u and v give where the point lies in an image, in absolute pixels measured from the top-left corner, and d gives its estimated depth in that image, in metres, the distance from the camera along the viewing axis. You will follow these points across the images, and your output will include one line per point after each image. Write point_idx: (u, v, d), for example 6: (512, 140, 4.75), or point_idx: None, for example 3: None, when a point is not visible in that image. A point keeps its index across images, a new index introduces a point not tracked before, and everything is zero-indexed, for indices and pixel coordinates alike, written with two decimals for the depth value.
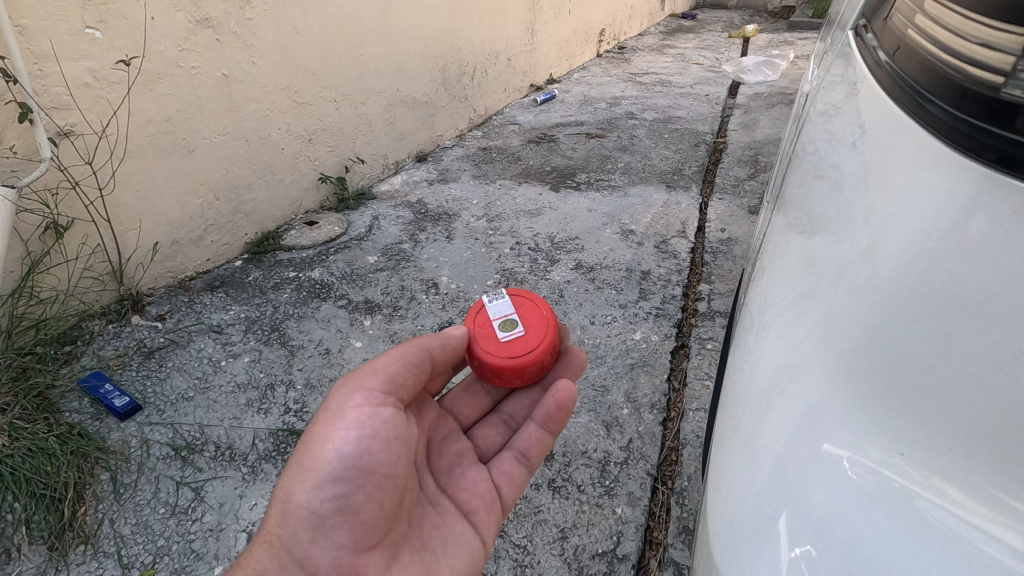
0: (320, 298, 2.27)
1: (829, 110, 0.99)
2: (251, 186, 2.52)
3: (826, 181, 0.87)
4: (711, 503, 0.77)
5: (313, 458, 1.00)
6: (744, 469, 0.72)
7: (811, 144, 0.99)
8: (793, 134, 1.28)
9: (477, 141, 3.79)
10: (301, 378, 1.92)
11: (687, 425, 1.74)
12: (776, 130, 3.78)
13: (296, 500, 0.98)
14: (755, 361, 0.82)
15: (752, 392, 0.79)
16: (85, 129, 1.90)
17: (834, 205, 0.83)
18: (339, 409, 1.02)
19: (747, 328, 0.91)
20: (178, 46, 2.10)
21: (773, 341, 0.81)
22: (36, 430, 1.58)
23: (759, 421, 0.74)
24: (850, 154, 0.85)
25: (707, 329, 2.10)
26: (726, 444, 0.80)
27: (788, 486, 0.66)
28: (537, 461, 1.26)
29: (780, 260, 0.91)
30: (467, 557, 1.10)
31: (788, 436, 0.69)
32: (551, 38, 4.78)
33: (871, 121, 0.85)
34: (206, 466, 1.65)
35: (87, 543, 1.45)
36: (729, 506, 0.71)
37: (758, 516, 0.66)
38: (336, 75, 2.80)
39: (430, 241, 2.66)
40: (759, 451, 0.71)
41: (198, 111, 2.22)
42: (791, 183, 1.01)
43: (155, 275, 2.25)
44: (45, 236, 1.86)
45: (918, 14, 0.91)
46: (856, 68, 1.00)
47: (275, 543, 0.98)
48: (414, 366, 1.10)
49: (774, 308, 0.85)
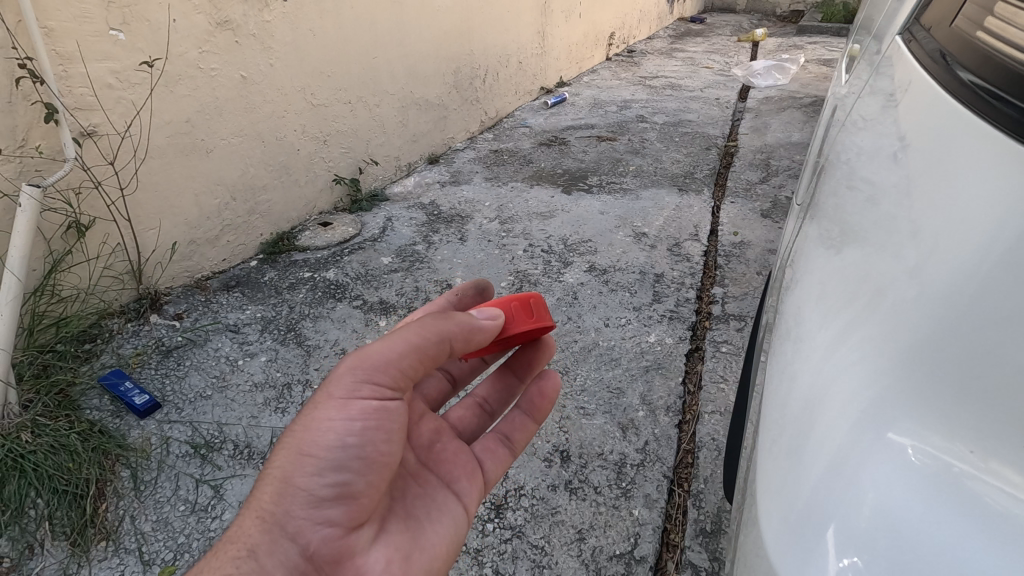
0: (335, 298, 2.29)
1: (866, 121, 1.03)
2: (267, 187, 2.54)
3: (860, 194, 0.89)
4: (748, 512, 0.75)
5: (313, 444, 0.86)
6: (794, 469, 0.70)
7: (848, 154, 1.01)
8: (822, 141, 1.29)
9: (489, 143, 3.80)
10: (318, 377, 1.93)
11: (703, 427, 1.75)
12: (787, 134, 3.78)
13: (294, 483, 0.86)
14: (793, 367, 0.82)
15: (791, 397, 0.78)
16: (108, 129, 1.92)
17: (873, 217, 0.84)
18: (343, 396, 0.87)
19: (780, 338, 0.91)
20: (198, 48, 2.13)
21: (812, 348, 0.80)
22: (58, 427, 1.60)
23: (810, 420, 0.73)
24: (890, 165, 0.87)
25: (721, 332, 2.11)
26: (763, 450, 0.78)
27: (836, 494, 0.64)
28: (520, 444, 1.23)
29: (813, 271, 0.91)
30: (454, 531, 1.04)
31: (835, 443, 0.68)
32: (561, 42, 4.80)
33: (911, 134, 0.87)
34: (224, 464, 1.66)
35: (108, 539, 1.46)
36: (780, 503, 0.69)
37: (802, 524, 0.64)
38: (352, 77, 2.83)
39: (443, 242, 2.67)
40: (803, 456, 0.70)
41: (217, 112, 2.25)
42: (823, 195, 1.03)
43: (172, 275, 2.27)
44: (67, 235, 1.88)
45: (988, 19, 0.91)
46: (908, 74, 1.01)
47: (268, 520, 0.86)
48: (429, 358, 0.92)
49: (811, 317, 0.84)
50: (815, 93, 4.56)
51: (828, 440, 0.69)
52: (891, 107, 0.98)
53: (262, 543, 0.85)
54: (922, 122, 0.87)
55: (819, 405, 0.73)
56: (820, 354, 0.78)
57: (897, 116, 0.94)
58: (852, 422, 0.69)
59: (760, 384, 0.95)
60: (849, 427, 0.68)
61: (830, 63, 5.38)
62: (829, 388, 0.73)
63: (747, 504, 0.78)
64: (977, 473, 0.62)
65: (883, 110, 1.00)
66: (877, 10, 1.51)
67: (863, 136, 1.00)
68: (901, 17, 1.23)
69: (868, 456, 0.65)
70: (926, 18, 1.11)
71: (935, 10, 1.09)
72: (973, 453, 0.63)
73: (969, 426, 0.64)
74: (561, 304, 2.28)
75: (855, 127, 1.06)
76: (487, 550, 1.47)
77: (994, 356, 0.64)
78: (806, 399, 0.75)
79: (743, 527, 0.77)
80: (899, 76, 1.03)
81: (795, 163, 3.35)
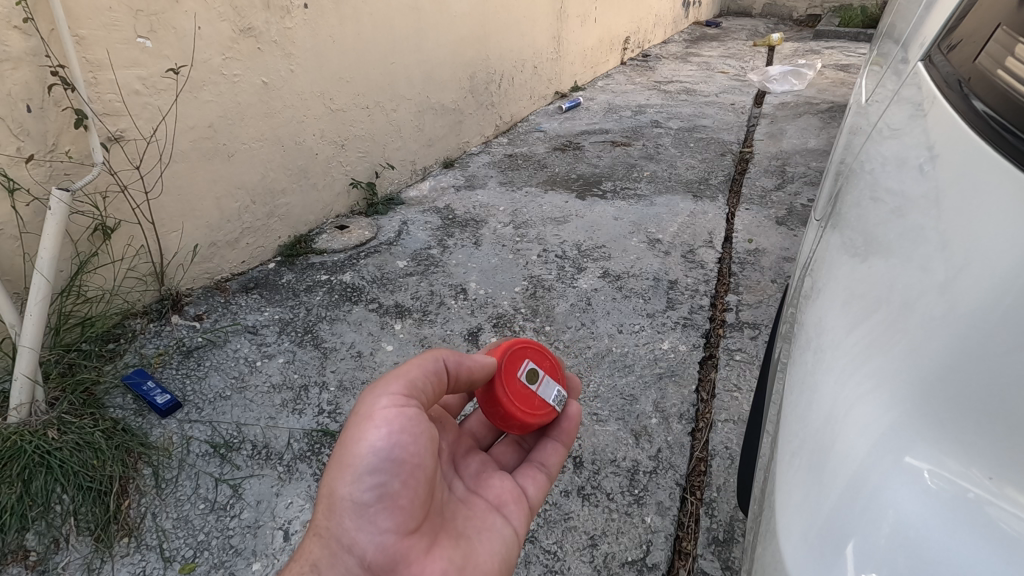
0: (352, 301, 2.32)
1: (892, 130, 1.03)
2: (285, 191, 2.58)
3: (885, 204, 0.90)
4: (766, 519, 0.76)
5: (351, 457, 0.94)
6: (815, 479, 0.71)
7: (871, 164, 1.01)
8: (843, 151, 1.30)
9: (503, 148, 3.82)
10: (334, 379, 1.97)
11: (716, 436, 1.75)
12: (802, 140, 3.76)
13: (340, 494, 0.94)
14: (814, 378, 0.82)
15: (813, 409, 0.78)
16: (135, 134, 1.97)
17: (899, 230, 0.84)
18: (368, 410, 0.96)
19: (801, 346, 0.91)
20: (221, 54, 2.17)
21: (834, 359, 0.81)
22: (82, 425, 1.64)
23: (834, 429, 0.74)
24: (917, 179, 0.88)
25: (735, 340, 2.10)
26: (782, 459, 0.79)
27: (857, 510, 0.65)
28: (557, 468, 1.24)
29: (833, 280, 0.92)
30: (504, 551, 1.07)
31: (857, 459, 0.69)
32: (576, 46, 4.83)
33: (942, 150, 0.88)
34: (243, 464, 1.69)
35: (131, 535, 1.50)
36: (798, 514, 0.70)
37: (824, 537, 0.66)
38: (370, 83, 2.86)
39: (458, 246, 2.69)
40: (826, 470, 0.71)
41: (238, 117, 2.29)
42: (846, 202, 1.03)
43: (193, 277, 2.31)
44: (93, 237, 1.93)
45: (1008, 57, 0.91)
46: (932, 95, 1.01)
47: (325, 535, 0.95)
48: (433, 374, 1.03)
49: (833, 326, 0.85)
50: (832, 99, 4.52)
51: (851, 456, 0.70)
52: (918, 122, 0.98)
53: (324, 557, 0.94)
54: (949, 141, 0.88)
55: (841, 420, 0.73)
56: (843, 367, 0.78)
57: (925, 128, 0.95)
58: (874, 441, 0.69)
59: (778, 391, 0.96)
60: (872, 445, 0.69)
61: (847, 68, 5.35)
62: (852, 404, 0.74)
63: (764, 511, 0.78)
64: (993, 499, 0.62)
65: (910, 123, 1.00)
66: (902, 20, 1.50)
67: (890, 146, 1.00)
68: (931, 30, 1.22)
69: (889, 475, 0.66)
70: (947, 42, 1.11)
71: (957, 33, 1.09)
72: (989, 480, 0.63)
73: (985, 452, 0.64)
74: (574, 310, 2.29)
75: (881, 137, 1.05)
76: None
77: (1013, 383, 0.65)
78: (827, 412, 0.76)
79: (758, 534, 0.78)
80: (925, 95, 1.02)
81: (812, 170, 3.34)
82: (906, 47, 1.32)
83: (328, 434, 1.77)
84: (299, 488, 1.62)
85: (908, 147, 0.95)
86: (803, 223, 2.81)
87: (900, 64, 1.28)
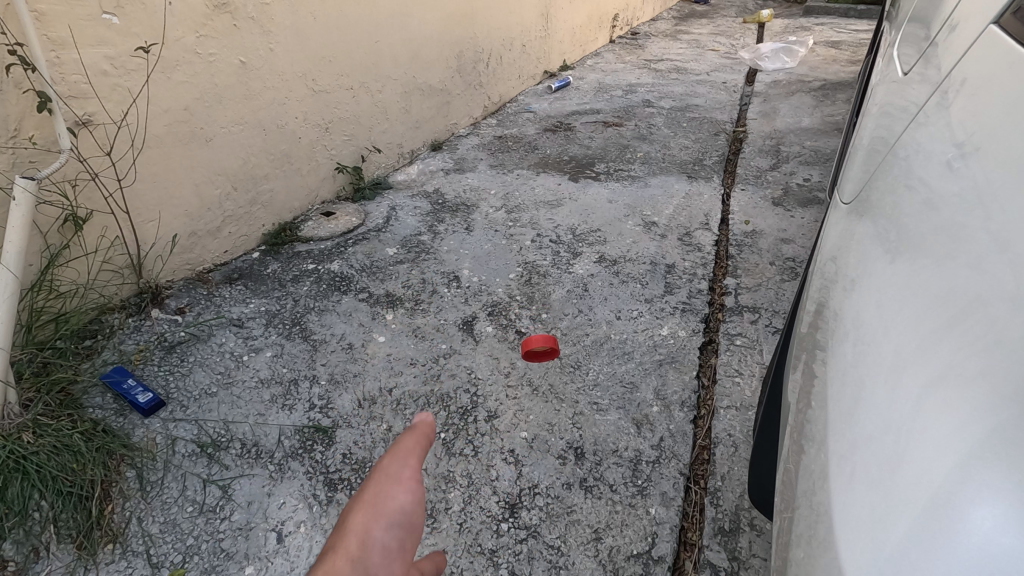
0: (340, 291, 2.24)
1: (921, 120, 0.99)
2: (268, 176, 2.47)
3: (916, 195, 0.88)
4: (811, 525, 0.73)
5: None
6: (874, 489, 0.67)
7: (907, 150, 0.97)
8: (871, 131, 1.24)
9: (492, 129, 3.72)
10: (325, 372, 1.90)
11: (718, 423, 1.71)
12: (796, 119, 3.70)
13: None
14: (859, 377, 0.78)
15: (861, 411, 0.75)
16: (104, 118, 1.85)
17: (937, 224, 0.81)
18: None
19: (838, 341, 0.87)
20: (195, 32, 2.05)
21: (881, 359, 0.76)
22: (60, 427, 1.56)
23: (890, 434, 0.69)
24: (945, 173, 0.85)
25: (735, 324, 2.06)
26: (828, 464, 0.75)
27: (926, 520, 0.62)
28: None
29: (869, 273, 0.88)
30: None
31: (919, 469, 0.65)
32: (565, 24, 4.70)
33: (969, 142, 0.85)
34: (232, 464, 1.62)
35: (116, 541, 1.43)
36: (862, 527, 0.66)
37: (889, 555, 0.62)
38: (354, 63, 2.75)
39: (449, 232, 2.62)
40: (885, 476, 0.67)
41: (216, 99, 2.17)
42: (875, 192, 0.99)
43: (172, 268, 2.21)
44: (64, 228, 1.82)
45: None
46: (955, 78, 0.96)
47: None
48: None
49: (875, 323, 0.81)
50: (825, 77, 4.45)
51: (912, 463, 0.66)
52: (943, 112, 0.94)
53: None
54: (976, 133, 0.84)
55: (896, 424, 0.70)
56: (892, 366, 0.74)
57: (950, 117, 0.91)
58: (937, 444, 0.65)
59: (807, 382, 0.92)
60: (937, 452, 0.64)
61: (839, 45, 5.28)
62: (906, 407, 0.70)
63: (800, 512, 0.78)
64: None
65: (936, 111, 0.96)
66: None
67: (922, 133, 0.96)
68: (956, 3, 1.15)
69: (958, 481, 0.62)
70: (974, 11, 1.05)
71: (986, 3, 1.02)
72: None
73: None
74: (571, 296, 2.23)
75: (912, 123, 1.01)
76: (503, 550, 1.43)
77: None
78: (880, 416, 0.72)
79: (797, 537, 0.76)
80: (951, 78, 0.98)
81: (807, 149, 3.29)
82: (933, 20, 1.25)
83: (321, 430, 1.71)
84: (292, 487, 1.56)
85: (936, 138, 0.91)
86: (799, 204, 2.77)
87: (926, 42, 1.22)
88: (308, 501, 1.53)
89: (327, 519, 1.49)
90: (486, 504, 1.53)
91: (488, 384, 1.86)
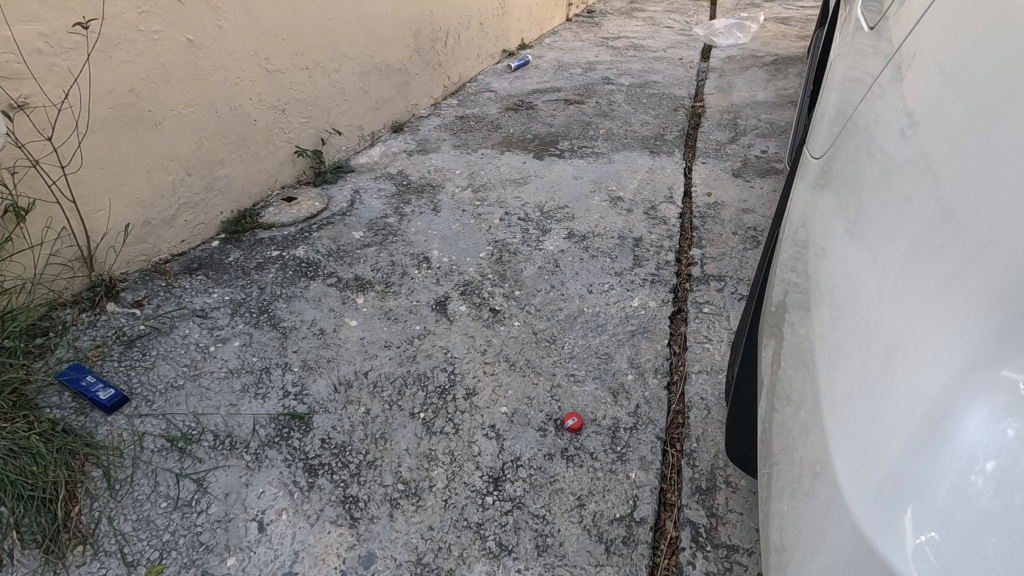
0: (308, 277, 2.19)
1: (876, 93, 1.03)
2: (223, 161, 2.37)
3: (877, 163, 0.90)
4: (795, 482, 0.74)
5: None
6: (855, 446, 0.67)
7: (865, 121, 1.00)
8: (827, 105, 1.28)
9: (454, 109, 3.67)
10: (297, 360, 1.85)
11: (691, 388, 1.76)
12: (751, 93, 3.79)
13: None
14: (833, 339, 0.78)
15: (837, 371, 0.75)
16: (41, 101, 1.74)
17: (900, 189, 0.83)
18: None
19: (809, 306, 0.87)
20: (137, 8, 1.93)
21: (854, 318, 0.77)
22: (15, 429, 1.48)
23: (868, 392, 0.70)
24: (901, 141, 0.88)
25: (703, 293, 2.12)
26: (810, 421, 0.75)
27: (910, 472, 0.62)
28: None
29: (836, 239, 0.89)
30: None
31: (898, 423, 0.65)
32: (522, 2, 4.66)
33: (920, 113, 0.89)
34: (205, 456, 1.57)
35: (85, 543, 1.37)
36: (848, 483, 0.65)
37: (876, 508, 0.61)
38: (308, 41, 2.65)
39: (416, 214, 2.58)
40: (865, 433, 0.67)
41: (163, 80, 2.06)
42: (838, 161, 1.02)
43: (126, 260, 2.11)
44: (4, 220, 1.71)
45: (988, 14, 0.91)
46: (908, 56, 1.01)
47: None
48: None
49: (846, 286, 0.82)
50: (775, 52, 4.56)
51: (890, 417, 0.66)
52: (897, 86, 0.98)
53: None
54: (927, 106, 0.88)
55: (874, 383, 0.70)
56: (866, 326, 0.75)
57: (903, 92, 0.96)
58: (914, 399, 0.65)
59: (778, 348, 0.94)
60: (913, 404, 0.65)
61: (788, 21, 5.42)
62: (881, 365, 0.70)
63: (781, 468, 0.78)
64: None
65: (891, 85, 1.00)
66: None
67: (878, 105, 1.00)
68: None
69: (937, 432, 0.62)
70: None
71: None
72: None
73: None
74: (543, 272, 2.24)
75: (869, 96, 1.05)
76: (489, 523, 1.44)
77: None
78: (860, 371, 0.72)
79: (779, 493, 0.77)
80: (905, 54, 1.03)
81: (762, 122, 3.37)
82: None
83: (296, 417, 1.68)
84: (270, 476, 1.53)
85: (893, 109, 0.95)
86: (758, 175, 2.85)
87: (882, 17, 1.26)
88: (289, 488, 1.51)
89: (309, 505, 1.47)
90: (469, 479, 1.54)
91: (465, 362, 1.86)
